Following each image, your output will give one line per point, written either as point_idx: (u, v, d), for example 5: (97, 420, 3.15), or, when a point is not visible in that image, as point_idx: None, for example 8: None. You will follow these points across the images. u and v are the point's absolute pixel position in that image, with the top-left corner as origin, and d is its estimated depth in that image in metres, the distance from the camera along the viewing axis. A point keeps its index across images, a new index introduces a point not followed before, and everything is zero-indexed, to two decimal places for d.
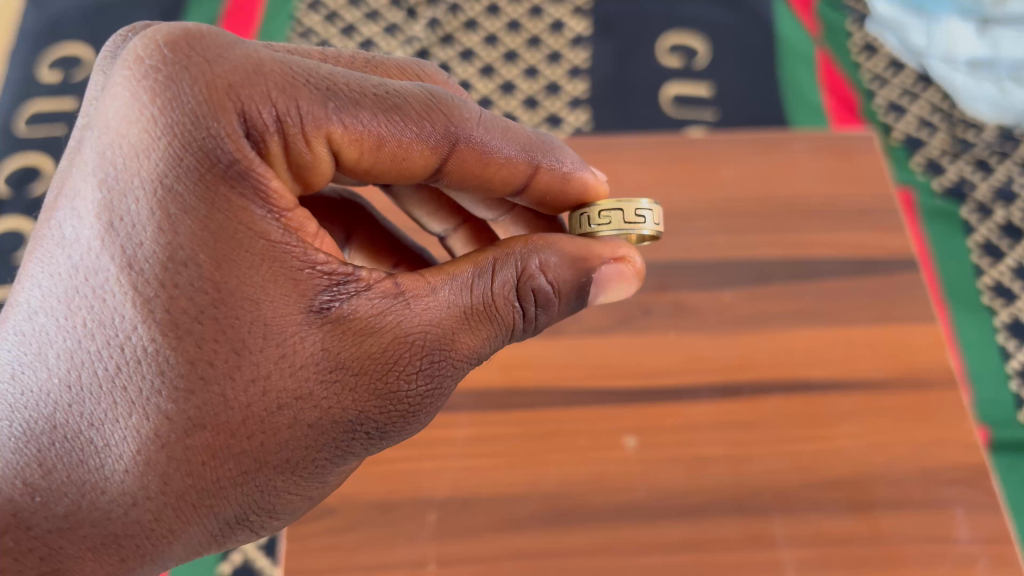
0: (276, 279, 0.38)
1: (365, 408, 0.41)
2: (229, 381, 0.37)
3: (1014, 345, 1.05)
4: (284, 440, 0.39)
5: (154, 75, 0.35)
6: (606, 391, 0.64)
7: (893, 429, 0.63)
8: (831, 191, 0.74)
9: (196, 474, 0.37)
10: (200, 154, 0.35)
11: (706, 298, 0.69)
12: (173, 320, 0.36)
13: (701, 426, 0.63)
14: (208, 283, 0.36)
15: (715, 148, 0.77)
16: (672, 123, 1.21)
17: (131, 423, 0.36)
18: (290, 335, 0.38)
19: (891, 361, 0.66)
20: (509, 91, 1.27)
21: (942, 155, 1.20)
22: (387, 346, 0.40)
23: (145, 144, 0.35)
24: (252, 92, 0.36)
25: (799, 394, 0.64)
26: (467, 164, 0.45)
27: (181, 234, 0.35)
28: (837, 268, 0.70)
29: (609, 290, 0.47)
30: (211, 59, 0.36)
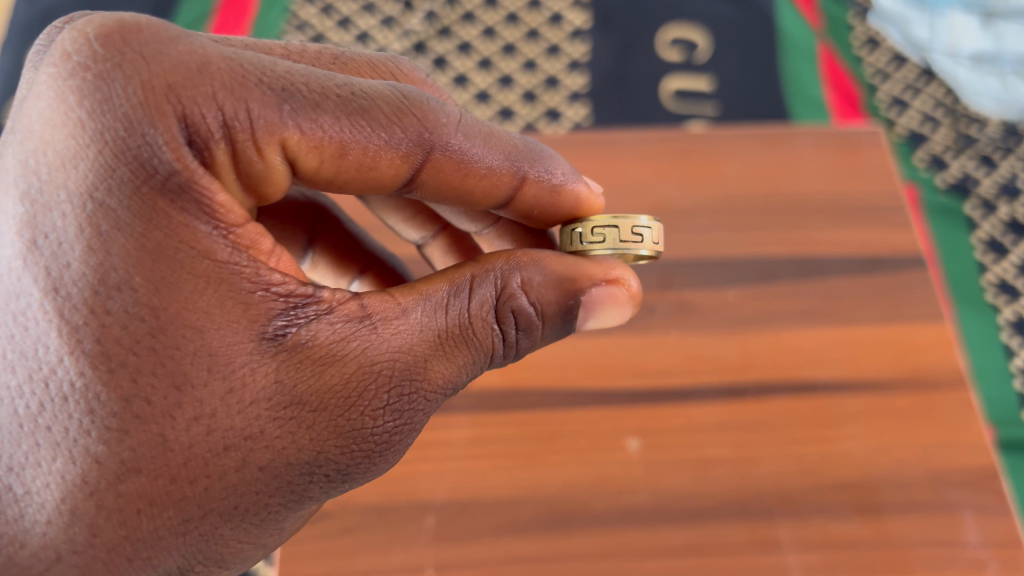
0: (224, 303, 0.35)
1: (324, 449, 0.38)
2: (168, 420, 0.34)
3: (1018, 343, 1.03)
4: (231, 485, 0.36)
5: (83, 73, 0.33)
6: (607, 391, 0.63)
7: (900, 430, 0.62)
8: (836, 187, 0.73)
9: (131, 526, 0.33)
10: (135, 164, 0.33)
11: (709, 296, 0.67)
12: (105, 352, 0.33)
13: (704, 427, 0.62)
14: (146, 309, 0.33)
15: (717, 143, 0.75)
16: (672, 118, 1.20)
17: (55, 467, 0.33)
18: (238, 366, 0.35)
19: (897, 361, 0.65)
20: (507, 85, 1.25)
21: (944, 150, 1.19)
22: (349, 376, 0.38)
23: (72, 151, 0.32)
24: (196, 93, 0.34)
25: (804, 394, 0.63)
26: (444, 173, 0.43)
27: (114, 254, 0.33)
28: (841, 266, 0.69)
29: (601, 314, 0.45)
30: (148, 55, 0.33)
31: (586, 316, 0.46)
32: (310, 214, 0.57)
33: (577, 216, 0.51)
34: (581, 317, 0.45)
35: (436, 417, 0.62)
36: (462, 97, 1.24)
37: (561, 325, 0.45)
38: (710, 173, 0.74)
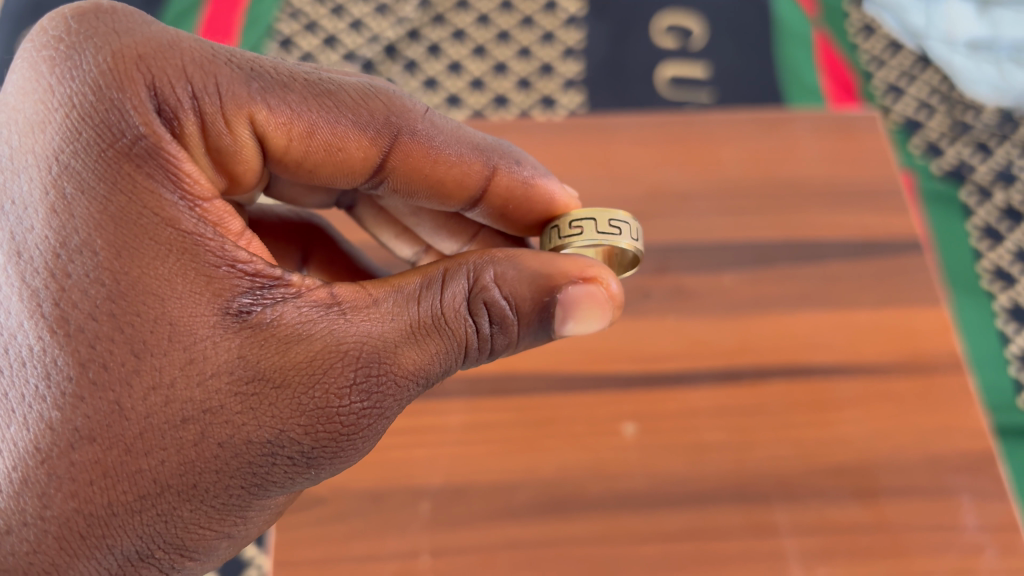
0: (186, 273, 0.37)
1: (286, 427, 0.38)
2: (125, 387, 0.36)
3: (1013, 329, 1.03)
4: (188, 460, 0.37)
5: (56, 45, 0.37)
6: (604, 377, 0.63)
7: (897, 414, 0.61)
8: (835, 171, 0.73)
9: (83, 496, 0.36)
10: (101, 128, 0.36)
11: (707, 281, 0.67)
12: (63, 315, 0.35)
13: (701, 412, 0.61)
14: (105, 274, 0.36)
15: (714, 129, 0.75)
16: (668, 104, 1.19)
17: (10, 433, 0.36)
18: (200, 338, 0.37)
19: (895, 346, 0.64)
20: (501, 72, 1.25)
21: (940, 137, 1.18)
22: (315, 354, 0.39)
23: (40, 116, 0.36)
24: (165, 65, 0.38)
25: (801, 379, 0.63)
26: (412, 160, 0.47)
27: (77, 216, 0.36)
28: (840, 251, 0.68)
29: (580, 318, 0.42)
30: (120, 30, 0.38)
31: (565, 318, 0.42)
32: (302, 233, 0.57)
33: (554, 216, 0.53)
34: (559, 318, 0.42)
35: (431, 402, 0.61)
36: (456, 85, 1.23)
37: (538, 326, 0.43)
38: (707, 157, 0.73)
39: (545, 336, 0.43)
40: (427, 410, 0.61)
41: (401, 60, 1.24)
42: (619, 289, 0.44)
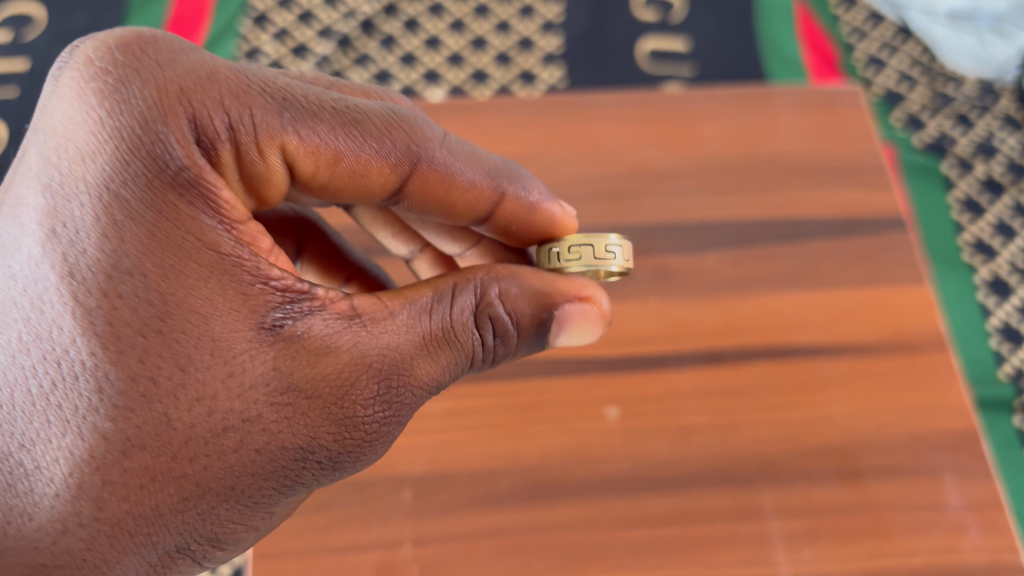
0: (225, 292, 0.36)
1: (317, 434, 0.38)
2: (173, 400, 0.34)
3: (993, 303, 1.04)
4: (230, 465, 0.36)
5: (104, 77, 0.34)
6: (586, 360, 0.62)
7: (881, 395, 0.61)
8: (817, 147, 0.71)
9: (134, 501, 0.34)
10: (149, 159, 0.34)
11: (689, 261, 0.66)
12: (114, 332, 0.33)
13: (683, 395, 0.61)
14: (154, 293, 0.34)
15: (694, 105, 0.73)
16: (648, 78, 1.18)
17: (63, 443, 0.33)
18: (238, 352, 0.36)
19: (879, 325, 0.64)
20: (480, 48, 1.23)
21: (921, 109, 1.18)
22: (343, 367, 0.38)
23: (92, 147, 0.34)
24: (205, 97, 0.36)
25: (783, 360, 0.62)
26: (429, 184, 0.45)
27: (127, 241, 0.34)
28: (823, 229, 0.68)
29: (572, 331, 0.44)
30: (163, 60, 0.35)
31: (559, 331, 0.44)
32: (298, 227, 0.56)
33: (553, 236, 0.51)
34: (554, 331, 0.44)
35: None
36: (435, 60, 1.22)
37: (534, 337, 0.45)
38: (689, 135, 0.72)
39: (538, 346, 0.46)
40: None
41: (378, 36, 1.22)
42: (608, 306, 0.46)
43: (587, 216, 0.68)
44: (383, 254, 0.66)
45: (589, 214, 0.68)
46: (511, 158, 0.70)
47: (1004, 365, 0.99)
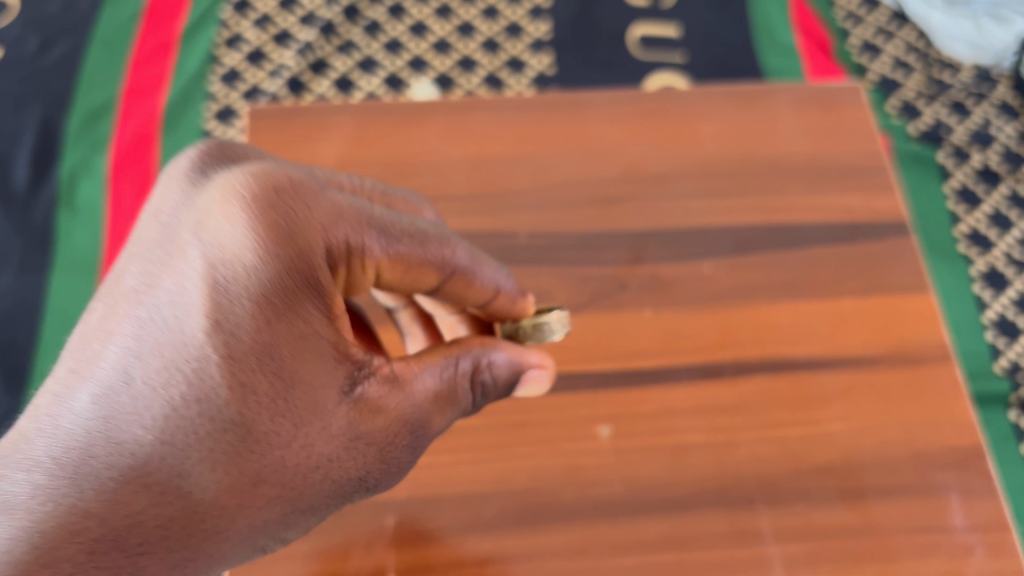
0: (334, 366, 0.39)
1: (370, 471, 0.41)
2: (284, 447, 0.37)
3: (989, 296, 1.02)
4: (313, 497, 0.38)
5: (259, 204, 0.37)
6: (578, 375, 0.59)
7: (885, 409, 0.59)
8: (818, 148, 0.69)
9: (247, 517, 0.36)
10: (296, 273, 0.38)
11: (684, 269, 0.64)
12: (253, 396, 0.35)
13: (679, 411, 0.58)
14: (286, 373, 0.37)
15: (691, 102, 0.70)
16: (638, 66, 1.15)
17: (206, 476, 0.34)
18: (333, 413, 0.39)
19: (882, 336, 0.62)
20: (468, 33, 1.21)
21: (917, 97, 1.15)
22: (393, 425, 0.42)
23: (253, 257, 0.36)
24: (331, 229, 0.40)
25: (783, 374, 0.60)
26: (458, 289, 0.48)
27: (272, 333, 0.36)
28: (823, 235, 0.65)
29: (525, 387, 0.52)
30: (303, 201, 0.39)
31: (518, 387, 0.52)
32: None
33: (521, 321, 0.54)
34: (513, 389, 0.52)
35: None
36: (420, 46, 1.20)
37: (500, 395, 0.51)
38: (685, 135, 0.69)
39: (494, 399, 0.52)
40: None
41: (363, 21, 1.21)
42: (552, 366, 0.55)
43: (580, 222, 0.65)
44: None
45: (581, 219, 0.65)
46: (500, 161, 0.67)
47: (1000, 359, 0.97)
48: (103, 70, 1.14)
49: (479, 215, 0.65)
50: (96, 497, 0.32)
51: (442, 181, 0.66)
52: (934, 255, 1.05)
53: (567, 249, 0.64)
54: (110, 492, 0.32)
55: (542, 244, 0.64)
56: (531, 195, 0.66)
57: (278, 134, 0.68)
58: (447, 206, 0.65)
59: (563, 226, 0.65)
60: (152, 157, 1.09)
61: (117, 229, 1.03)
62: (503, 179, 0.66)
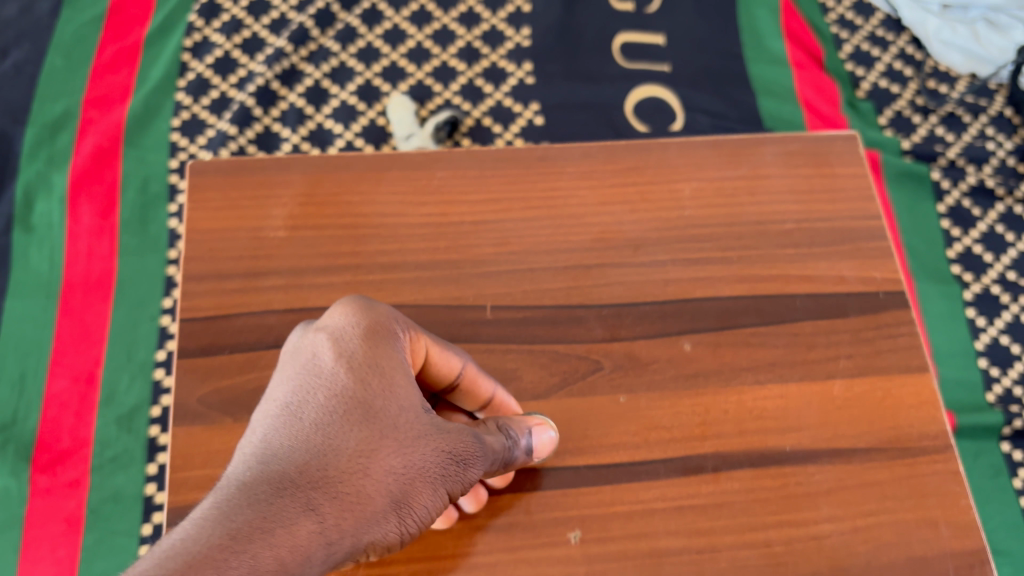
0: (400, 415, 0.43)
1: (439, 495, 0.44)
2: (384, 463, 0.41)
3: (983, 321, 0.97)
4: (394, 514, 0.41)
5: (354, 308, 0.45)
6: (546, 470, 0.55)
7: (878, 509, 0.54)
8: (807, 209, 0.64)
9: (345, 529, 0.39)
10: (388, 337, 0.45)
11: (663, 348, 0.59)
12: (370, 419, 0.42)
13: (655, 513, 0.54)
14: (388, 403, 0.43)
15: (671, 156, 0.65)
16: (621, 79, 1.08)
17: (339, 471, 0.40)
18: (410, 449, 0.42)
19: (876, 423, 0.57)
20: (447, 38, 1.10)
21: (910, 110, 1.09)
22: (455, 456, 0.44)
23: (357, 332, 0.44)
24: (384, 322, 0.45)
25: (768, 468, 0.55)
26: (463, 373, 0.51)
27: (381, 376, 0.43)
28: (813, 308, 0.60)
29: (543, 445, 0.51)
30: (373, 304, 0.46)
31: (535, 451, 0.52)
32: None
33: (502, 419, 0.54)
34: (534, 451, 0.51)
35: None
36: (398, 53, 1.08)
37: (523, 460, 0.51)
38: (663, 195, 0.64)
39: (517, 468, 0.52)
40: None
41: (338, 26, 1.09)
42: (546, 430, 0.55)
43: (552, 295, 0.60)
44: None
45: (552, 292, 0.60)
46: (464, 225, 0.62)
47: (991, 391, 0.93)
48: (58, 82, 1.02)
49: (441, 287, 0.60)
50: (249, 507, 0.36)
51: (402, 247, 0.61)
52: (922, 276, 0.99)
53: (535, 325, 0.59)
54: (269, 493, 0.37)
55: (509, 319, 0.59)
56: (497, 264, 0.61)
57: (222, 194, 0.62)
58: (406, 276, 0.60)
59: (531, 300, 0.60)
60: (116, 170, 0.97)
61: (76, 251, 0.92)
62: (466, 245, 0.61)
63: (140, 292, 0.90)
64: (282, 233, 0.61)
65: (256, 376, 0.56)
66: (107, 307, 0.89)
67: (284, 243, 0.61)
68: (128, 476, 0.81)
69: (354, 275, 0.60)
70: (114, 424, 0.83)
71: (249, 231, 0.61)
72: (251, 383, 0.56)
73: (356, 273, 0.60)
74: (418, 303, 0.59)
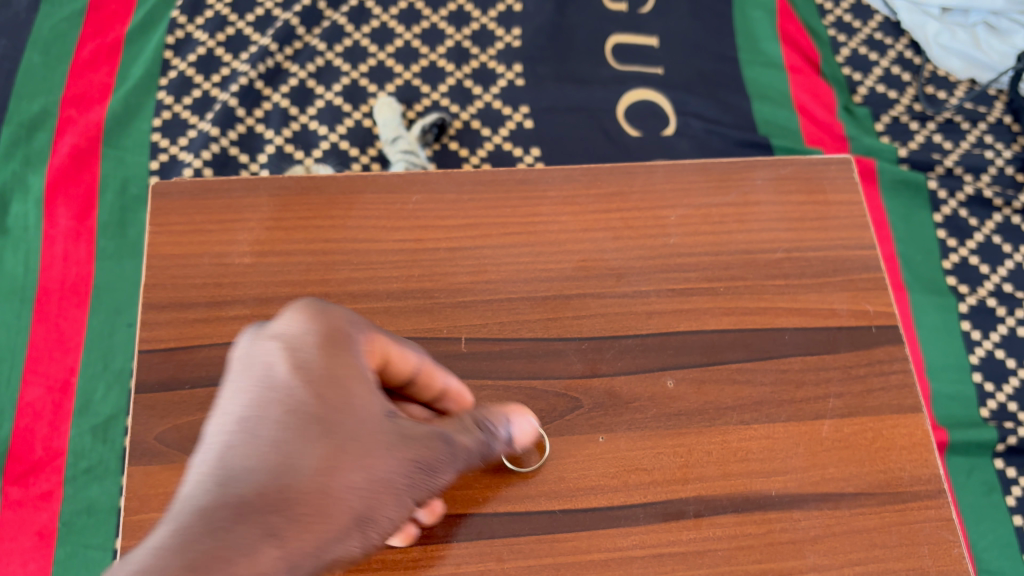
0: (364, 427, 0.39)
1: (405, 504, 0.41)
2: (349, 477, 0.38)
3: (978, 334, 0.94)
4: (357, 531, 0.38)
5: (307, 314, 0.41)
6: (522, 515, 0.52)
7: (866, 558, 0.52)
8: (797, 238, 0.61)
9: (305, 551, 0.35)
10: (349, 343, 0.41)
11: (645, 384, 0.56)
12: (333, 431, 0.38)
13: (633, 561, 0.51)
14: (354, 411, 0.39)
15: (657, 179, 0.63)
16: (612, 81, 1.05)
17: (303, 489, 0.36)
18: (374, 459, 0.39)
19: (866, 466, 0.55)
20: (435, 38, 1.06)
21: (908, 116, 1.06)
22: (421, 462, 0.41)
23: (314, 340, 0.40)
24: (344, 328, 0.41)
25: (751, 514, 0.53)
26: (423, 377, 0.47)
27: (345, 386, 0.39)
28: (802, 343, 0.58)
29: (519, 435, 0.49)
30: (327, 308, 0.42)
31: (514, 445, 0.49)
32: None
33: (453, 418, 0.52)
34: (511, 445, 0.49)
35: None
36: (385, 54, 1.04)
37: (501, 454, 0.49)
38: (648, 221, 0.61)
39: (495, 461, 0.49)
40: None
41: (326, 25, 1.05)
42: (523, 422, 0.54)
43: (530, 327, 0.57)
44: None
45: (530, 324, 0.58)
46: (440, 252, 0.59)
47: (985, 407, 0.90)
48: (36, 79, 0.98)
49: (414, 318, 0.57)
50: (204, 539, 0.32)
51: (374, 275, 0.58)
52: (916, 287, 0.96)
53: (512, 359, 0.56)
54: (227, 521, 0.33)
55: (484, 352, 0.57)
56: (473, 293, 0.58)
57: (186, 216, 0.59)
58: (378, 306, 0.57)
59: (508, 333, 0.57)
60: (94, 171, 0.93)
61: (52, 255, 0.88)
62: (442, 273, 0.59)
63: (117, 298, 0.87)
64: (248, 258, 0.58)
65: None
66: (83, 313, 0.86)
67: (250, 269, 0.58)
68: (102, 488, 0.78)
69: None
70: (89, 434, 0.80)
71: (213, 257, 0.58)
72: None
73: (325, 302, 0.57)
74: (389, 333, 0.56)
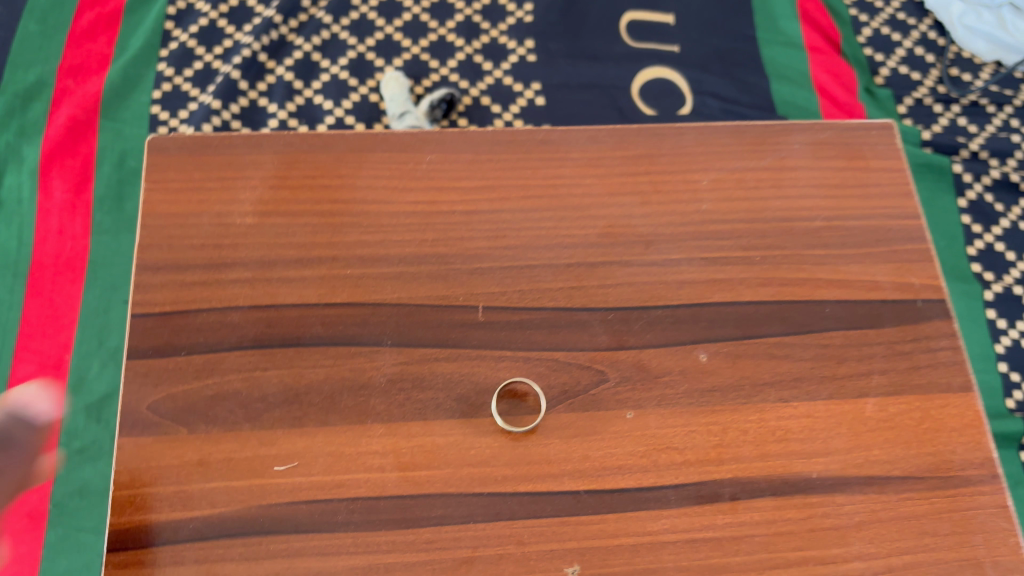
0: None
1: None
2: None
3: (1006, 323, 0.89)
4: None
5: None
6: (544, 496, 0.48)
7: (916, 547, 0.48)
8: (837, 206, 0.57)
9: None
10: None
11: (676, 358, 0.52)
12: None
13: (664, 547, 0.47)
14: None
15: (688, 142, 0.59)
16: (627, 56, 1.01)
17: None
18: None
19: (914, 448, 0.51)
20: (445, 12, 1.02)
21: (931, 98, 1.02)
22: None
23: None
24: None
25: (791, 498, 0.49)
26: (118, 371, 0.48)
27: None
28: (843, 316, 0.54)
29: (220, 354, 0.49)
30: None
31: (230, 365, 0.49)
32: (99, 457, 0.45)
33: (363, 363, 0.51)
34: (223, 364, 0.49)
35: (319, 537, 0.47)
36: (393, 27, 1.01)
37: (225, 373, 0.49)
38: (678, 186, 0.57)
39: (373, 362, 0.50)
40: (304, 551, 0.46)
41: None
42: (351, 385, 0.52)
43: (552, 296, 0.53)
44: (286, 344, 0.51)
45: (553, 293, 0.54)
46: (455, 215, 0.55)
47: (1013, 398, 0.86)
48: (32, 48, 0.93)
49: (428, 285, 0.53)
50: None
51: (385, 238, 0.54)
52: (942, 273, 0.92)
53: (532, 330, 0.53)
54: None
55: (503, 322, 0.53)
56: (491, 260, 0.54)
57: (183, 172, 0.55)
58: (389, 271, 0.53)
59: (528, 302, 0.53)
60: (93, 143, 0.89)
61: (47, 228, 0.84)
62: (457, 238, 0.55)
63: (115, 274, 0.83)
64: (250, 218, 0.54)
65: (216, 382, 0.50)
66: (78, 288, 0.82)
67: (253, 230, 0.54)
68: (95, 469, 0.74)
69: (330, 270, 0.53)
70: (83, 414, 0.76)
71: (213, 218, 0.54)
72: (211, 389, 0.50)
73: (332, 267, 0.53)
74: (402, 301, 0.53)
